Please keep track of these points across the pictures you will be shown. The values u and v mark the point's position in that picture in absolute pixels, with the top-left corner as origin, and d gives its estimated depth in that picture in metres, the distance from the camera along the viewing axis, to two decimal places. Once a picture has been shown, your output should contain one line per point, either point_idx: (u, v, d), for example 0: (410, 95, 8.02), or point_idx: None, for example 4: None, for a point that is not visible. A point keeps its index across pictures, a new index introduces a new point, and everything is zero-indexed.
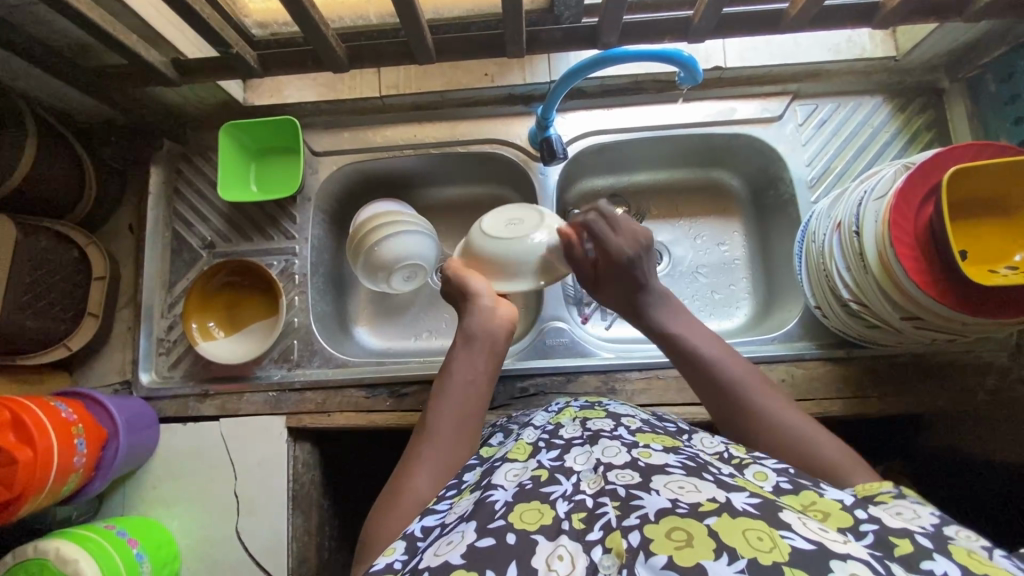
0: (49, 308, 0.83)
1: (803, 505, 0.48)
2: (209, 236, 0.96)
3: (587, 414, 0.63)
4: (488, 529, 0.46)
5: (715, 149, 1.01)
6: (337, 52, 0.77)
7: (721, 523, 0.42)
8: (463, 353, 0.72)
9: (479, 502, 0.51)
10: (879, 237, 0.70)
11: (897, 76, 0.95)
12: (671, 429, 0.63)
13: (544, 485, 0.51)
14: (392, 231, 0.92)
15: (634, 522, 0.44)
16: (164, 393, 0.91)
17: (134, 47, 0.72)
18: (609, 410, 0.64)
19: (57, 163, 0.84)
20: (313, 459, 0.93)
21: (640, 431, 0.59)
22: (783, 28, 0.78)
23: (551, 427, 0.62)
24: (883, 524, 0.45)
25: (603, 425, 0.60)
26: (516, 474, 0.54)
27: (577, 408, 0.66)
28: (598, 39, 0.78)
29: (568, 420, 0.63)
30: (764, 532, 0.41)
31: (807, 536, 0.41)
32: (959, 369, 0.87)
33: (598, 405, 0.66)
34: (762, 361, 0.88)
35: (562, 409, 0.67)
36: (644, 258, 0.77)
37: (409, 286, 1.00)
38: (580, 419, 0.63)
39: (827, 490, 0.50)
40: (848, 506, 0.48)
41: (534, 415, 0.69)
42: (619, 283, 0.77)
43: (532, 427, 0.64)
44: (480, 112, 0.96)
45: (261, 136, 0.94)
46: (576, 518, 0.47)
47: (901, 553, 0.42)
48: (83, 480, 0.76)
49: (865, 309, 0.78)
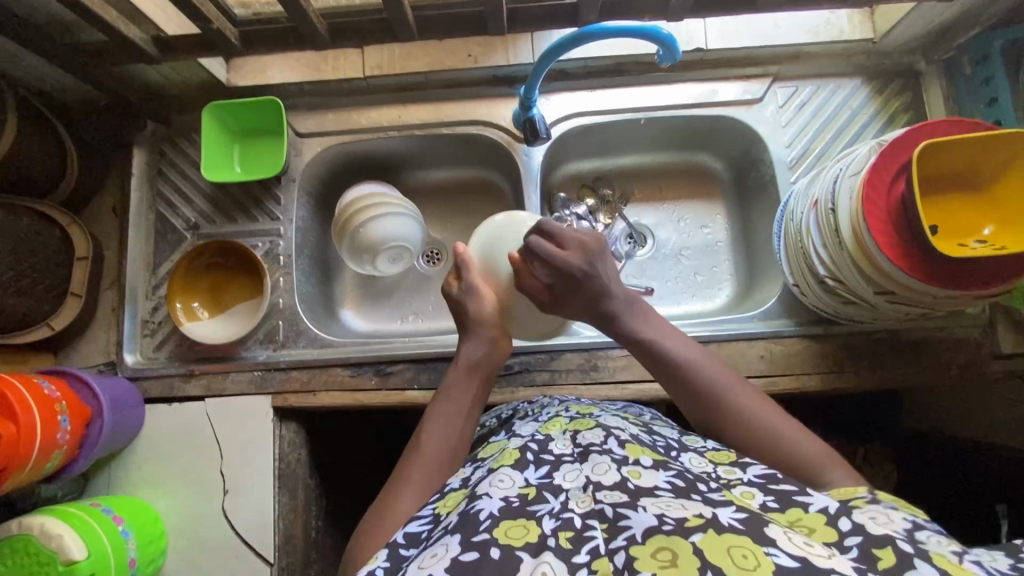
0: (32, 287, 0.83)
1: (789, 520, 0.49)
2: (194, 218, 0.96)
3: (577, 427, 0.62)
4: (472, 542, 0.48)
5: (698, 132, 1.02)
6: (319, 28, 0.77)
7: (707, 541, 0.43)
8: (461, 376, 0.73)
9: (465, 513, 0.52)
10: (853, 214, 0.72)
11: (876, 58, 0.96)
12: (659, 443, 0.61)
13: (531, 504, 0.52)
14: (377, 212, 0.92)
15: (621, 543, 0.46)
16: (149, 373, 0.91)
17: (113, 22, 0.72)
18: (599, 422, 0.63)
19: (38, 143, 0.84)
20: (300, 439, 0.93)
21: (629, 443, 0.58)
22: (761, 7, 0.79)
23: (540, 437, 0.62)
24: (866, 534, 0.47)
25: (594, 437, 0.58)
26: (503, 484, 0.54)
27: (567, 419, 0.65)
28: (578, 17, 0.79)
29: (558, 433, 0.62)
30: (749, 549, 0.42)
31: (790, 552, 0.42)
32: (935, 345, 0.89)
33: (588, 416, 0.66)
34: (743, 338, 0.90)
35: (552, 419, 0.67)
36: (598, 266, 0.72)
37: (395, 268, 1.01)
38: (570, 432, 0.61)
39: (812, 501, 0.51)
40: (832, 517, 0.49)
41: (522, 424, 0.69)
42: (578, 297, 0.73)
43: (518, 435, 0.65)
44: (463, 93, 0.97)
45: (247, 117, 0.94)
46: (562, 537, 0.48)
47: (885, 566, 0.44)
48: (67, 458, 0.77)
49: (841, 286, 0.79)
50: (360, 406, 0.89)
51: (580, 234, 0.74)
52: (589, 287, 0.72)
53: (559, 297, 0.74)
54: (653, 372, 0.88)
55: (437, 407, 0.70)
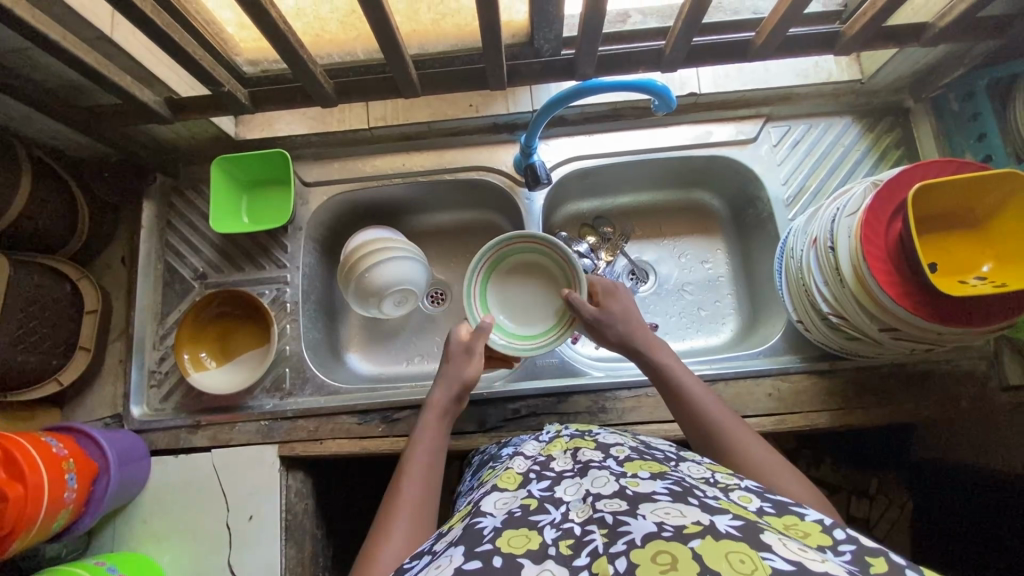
0: (41, 342, 0.84)
1: (784, 525, 0.48)
2: (201, 267, 0.97)
3: (579, 444, 0.64)
4: (475, 552, 0.46)
5: (694, 171, 1.04)
6: (325, 87, 0.80)
7: (705, 546, 0.42)
8: (433, 422, 0.74)
9: (468, 528, 0.51)
10: (852, 253, 0.73)
11: (865, 97, 0.99)
12: (659, 455, 0.62)
13: (533, 514, 0.51)
14: (386, 255, 0.94)
15: (621, 547, 0.44)
16: (155, 426, 0.90)
17: (128, 88, 0.74)
18: (599, 440, 0.65)
19: (50, 200, 0.86)
20: (306, 488, 0.92)
21: (628, 460, 0.59)
22: (751, 56, 0.83)
23: (541, 458, 0.63)
24: (859, 543, 0.44)
25: (594, 455, 0.60)
26: (505, 502, 0.54)
27: (568, 438, 0.67)
28: (576, 71, 0.83)
29: (560, 453, 0.63)
30: (748, 554, 0.41)
31: (786, 558, 0.40)
32: (941, 377, 0.88)
33: (588, 435, 0.67)
34: (749, 376, 0.90)
35: (553, 440, 0.68)
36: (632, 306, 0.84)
37: (400, 309, 1.01)
38: (571, 450, 0.63)
39: (810, 513, 0.50)
40: (827, 528, 0.47)
41: (526, 442, 0.70)
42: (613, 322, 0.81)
43: (522, 456, 0.65)
44: (465, 141, 1.00)
45: (255, 169, 0.96)
46: (563, 545, 0.46)
47: (878, 571, 0.41)
48: (73, 516, 0.76)
49: (844, 323, 0.80)
50: (369, 454, 0.89)
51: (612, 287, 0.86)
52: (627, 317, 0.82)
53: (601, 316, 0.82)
54: (661, 412, 0.87)
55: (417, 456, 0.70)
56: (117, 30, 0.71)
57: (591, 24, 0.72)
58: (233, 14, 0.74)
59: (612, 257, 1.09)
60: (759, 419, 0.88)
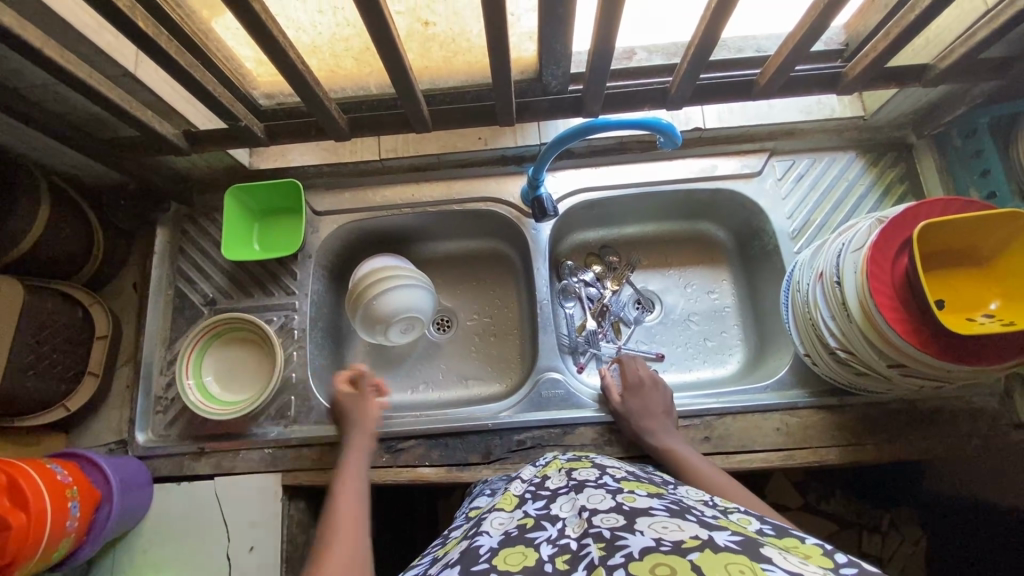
0: (51, 367, 0.84)
1: (785, 546, 0.47)
2: (211, 293, 0.98)
3: (574, 465, 0.65)
4: (472, 572, 0.46)
5: (700, 203, 1.06)
6: (339, 122, 0.83)
7: (704, 559, 0.41)
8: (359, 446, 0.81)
9: (466, 550, 0.50)
10: (859, 287, 0.73)
11: (868, 133, 1.00)
12: (658, 482, 0.64)
13: (530, 532, 0.51)
14: (378, 291, 0.94)
15: (619, 560, 0.43)
16: (159, 452, 0.90)
17: (148, 121, 0.76)
18: (595, 462, 0.66)
19: (66, 227, 0.88)
20: (308, 519, 0.91)
21: (625, 479, 0.59)
22: (755, 95, 0.85)
23: (538, 479, 0.63)
24: (861, 567, 0.43)
25: (589, 475, 0.60)
26: (502, 523, 0.54)
27: (564, 460, 0.68)
28: (583, 107, 0.86)
29: (555, 472, 0.64)
30: (746, 566, 0.40)
31: (787, 570, 0.40)
32: (951, 414, 0.87)
33: (585, 458, 0.68)
34: (756, 410, 0.89)
35: (549, 462, 0.69)
36: (658, 386, 0.90)
37: (416, 328, 1.00)
38: (566, 470, 0.63)
39: (811, 538, 0.49)
40: (828, 552, 0.46)
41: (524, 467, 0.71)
42: (637, 401, 0.87)
43: (520, 479, 0.65)
44: (474, 172, 1.02)
45: (267, 198, 0.98)
46: (559, 561, 0.46)
47: None
48: (74, 545, 0.75)
49: (852, 357, 0.79)
50: (371, 484, 0.88)
51: (636, 368, 0.93)
52: (649, 395, 0.88)
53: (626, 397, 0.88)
54: None
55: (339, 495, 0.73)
56: (140, 67, 0.73)
57: (599, 63, 0.74)
58: (252, 51, 0.76)
59: (618, 286, 1.09)
60: (767, 455, 0.87)
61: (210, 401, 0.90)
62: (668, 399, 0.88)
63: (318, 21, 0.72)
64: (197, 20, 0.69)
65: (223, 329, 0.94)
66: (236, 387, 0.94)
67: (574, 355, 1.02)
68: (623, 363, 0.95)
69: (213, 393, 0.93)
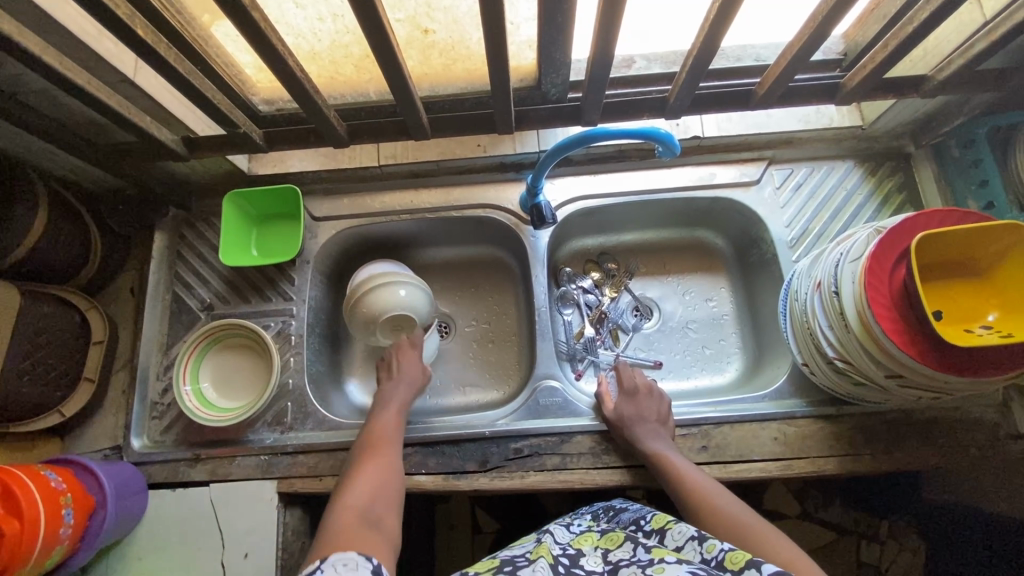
0: (46, 373, 0.84)
1: None
2: (209, 299, 0.98)
3: (607, 542, 0.68)
4: None
5: (698, 211, 1.06)
6: (338, 128, 0.83)
7: None
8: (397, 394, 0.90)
9: None
10: (857, 298, 0.73)
11: (866, 142, 1.01)
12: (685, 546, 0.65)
13: None
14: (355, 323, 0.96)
15: None
16: (154, 458, 0.90)
17: (147, 127, 0.76)
18: (628, 533, 0.69)
19: (64, 233, 0.87)
20: (304, 526, 0.91)
21: (655, 547, 0.63)
22: (754, 104, 0.85)
23: (572, 550, 0.67)
24: None
25: (623, 554, 0.64)
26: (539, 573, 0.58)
27: (598, 533, 0.71)
28: (582, 116, 0.86)
29: (589, 548, 0.67)
30: None
31: None
32: (949, 425, 0.87)
33: (618, 529, 0.71)
34: (755, 420, 0.89)
35: (584, 532, 0.72)
36: (653, 394, 0.90)
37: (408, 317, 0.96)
38: (600, 548, 0.67)
39: None
40: None
41: (556, 525, 0.74)
42: (629, 406, 0.87)
43: (553, 538, 0.69)
44: (472, 179, 1.02)
45: (265, 203, 0.98)
46: None
47: None
48: (67, 552, 0.75)
49: (850, 367, 0.79)
50: None
51: (631, 375, 0.93)
52: (640, 401, 0.88)
53: (619, 402, 0.89)
54: None
55: (372, 432, 0.83)
56: (139, 73, 0.73)
57: (598, 72, 0.75)
58: (252, 58, 0.76)
59: (616, 293, 1.09)
60: (766, 464, 0.86)
61: (207, 407, 0.90)
62: (665, 409, 0.88)
63: (318, 29, 0.72)
64: (197, 26, 0.69)
65: (225, 334, 0.94)
66: (237, 393, 0.94)
67: (572, 363, 1.02)
68: (621, 369, 0.96)
69: (211, 399, 0.92)
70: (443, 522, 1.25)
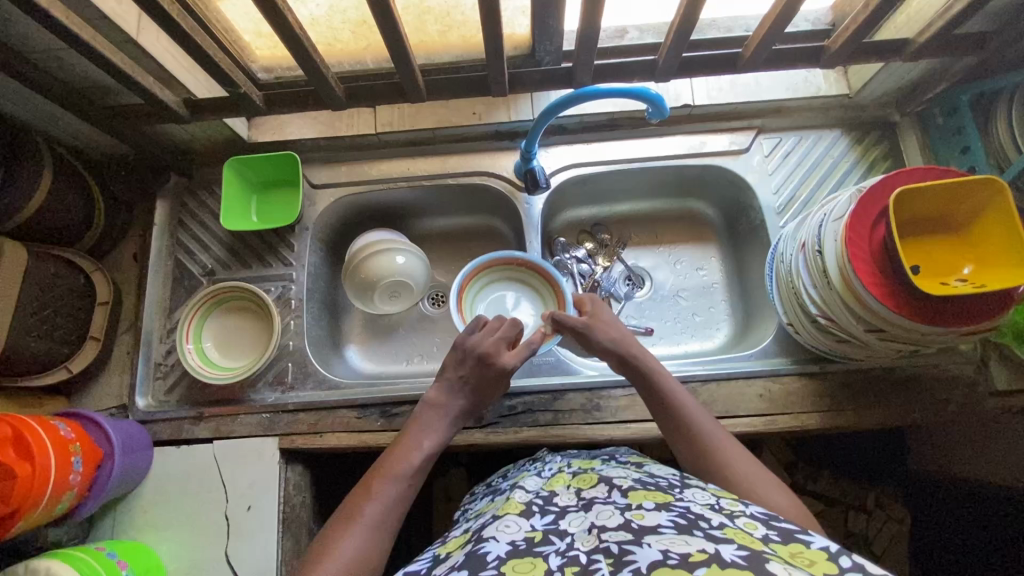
0: (53, 330, 0.86)
1: (790, 552, 0.49)
2: (210, 264, 1.00)
3: (580, 482, 0.68)
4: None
5: (689, 181, 1.08)
6: (336, 91, 0.84)
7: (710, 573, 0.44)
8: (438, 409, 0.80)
9: (472, 553, 0.55)
10: (839, 255, 0.75)
11: (853, 112, 1.03)
12: (663, 483, 0.64)
13: (537, 546, 0.55)
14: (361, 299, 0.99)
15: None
16: (159, 416, 0.92)
17: (151, 88, 0.78)
18: (601, 474, 0.69)
19: (69, 194, 0.90)
20: (304, 482, 0.94)
21: (632, 490, 0.62)
22: (740, 68, 0.86)
23: (545, 493, 0.67)
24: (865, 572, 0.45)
25: (597, 492, 0.64)
26: (509, 529, 0.59)
27: (570, 475, 0.72)
28: (573, 80, 0.87)
29: (563, 488, 0.68)
30: None
31: None
32: (930, 382, 0.90)
33: (590, 471, 0.71)
34: (741, 377, 0.92)
35: (556, 475, 0.73)
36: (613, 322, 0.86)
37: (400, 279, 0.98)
38: (574, 487, 0.67)
39: (815, 541, 0.51)
40: (833, 555, 0.48)
41: (528, 477, 0.75)
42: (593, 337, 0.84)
43: (523, 488, 0.70)
44: (467, 147, 1.04)
45: (265, 171, 1.00)
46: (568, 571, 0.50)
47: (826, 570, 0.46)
48: (77, 500, 0.77)
49: (833, 324, 0.82)
50: (367, 447, 0.90)
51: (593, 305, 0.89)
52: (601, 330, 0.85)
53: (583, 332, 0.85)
54: None
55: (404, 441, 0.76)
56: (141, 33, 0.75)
57: (590, 36, 0.76)
58: (252, 24, 0.78)
59: (608, 263, 1.11)
60: (751, 419, 0.89)
61: (209, 366, 0.93)
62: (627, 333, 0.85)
63: None
64: None
65: (228, 296, 0.96)
66: (239, 353, 0.96)
67: None
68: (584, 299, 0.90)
69: (213, 359, 0.95)
70: (440, 492, 1.27)
